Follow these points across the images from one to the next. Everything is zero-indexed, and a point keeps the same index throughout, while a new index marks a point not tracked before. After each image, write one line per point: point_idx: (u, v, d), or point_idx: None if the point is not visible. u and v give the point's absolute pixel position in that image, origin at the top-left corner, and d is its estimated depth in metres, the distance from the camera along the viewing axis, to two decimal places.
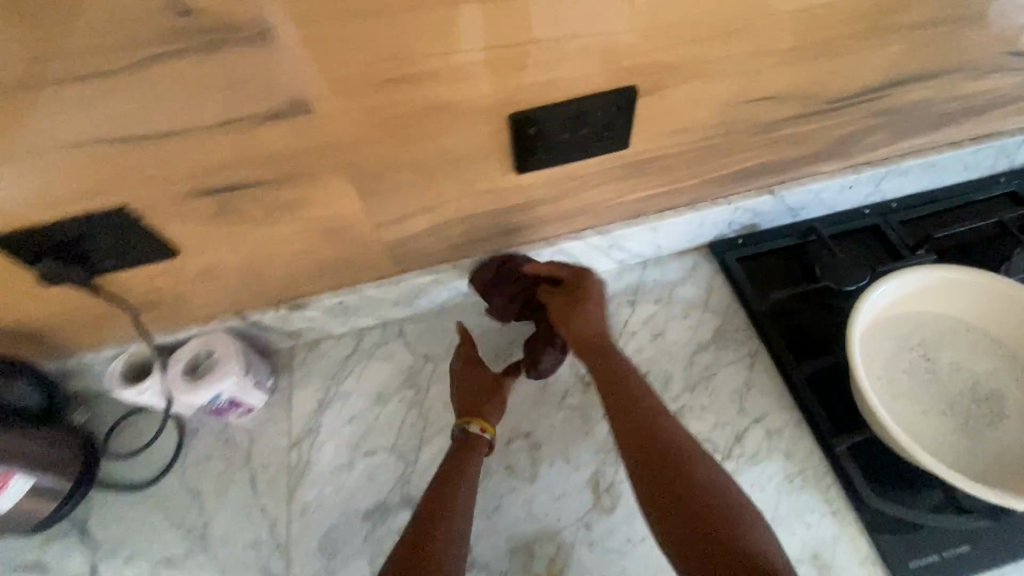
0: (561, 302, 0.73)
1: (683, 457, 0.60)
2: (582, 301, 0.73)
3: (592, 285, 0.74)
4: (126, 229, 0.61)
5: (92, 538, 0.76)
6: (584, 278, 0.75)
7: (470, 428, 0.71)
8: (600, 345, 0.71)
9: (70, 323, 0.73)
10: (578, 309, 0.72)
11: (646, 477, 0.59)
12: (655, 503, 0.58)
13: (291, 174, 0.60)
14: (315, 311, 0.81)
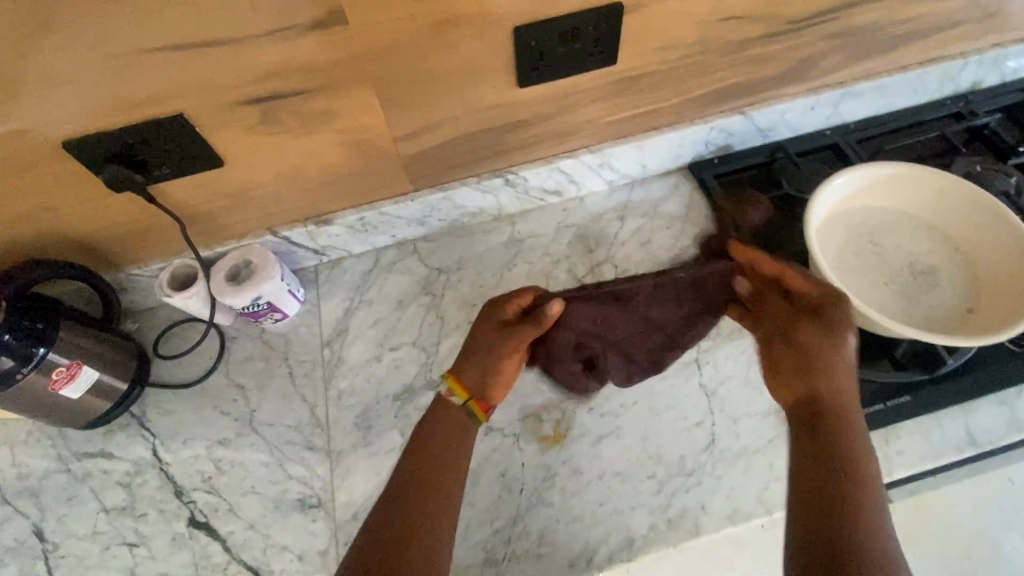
0: (805, 336, 0.66)
1: (863, 527, 0.53)
2: (828, 347, 0.64)
3: (841, 323, 0.65)
4: (182, 136, 0.70)
5: (151, 428, 0.85)
6: (831, 305, 0.67)
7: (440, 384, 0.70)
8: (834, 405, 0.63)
9: (124, 235, 0.82)
10: (823, 354, 0.64)
11: (809, 522, 0.55)
12: (804, 545, 0.53)
13: (326, 84, 0.69)
14: (339, 227, 0.90)
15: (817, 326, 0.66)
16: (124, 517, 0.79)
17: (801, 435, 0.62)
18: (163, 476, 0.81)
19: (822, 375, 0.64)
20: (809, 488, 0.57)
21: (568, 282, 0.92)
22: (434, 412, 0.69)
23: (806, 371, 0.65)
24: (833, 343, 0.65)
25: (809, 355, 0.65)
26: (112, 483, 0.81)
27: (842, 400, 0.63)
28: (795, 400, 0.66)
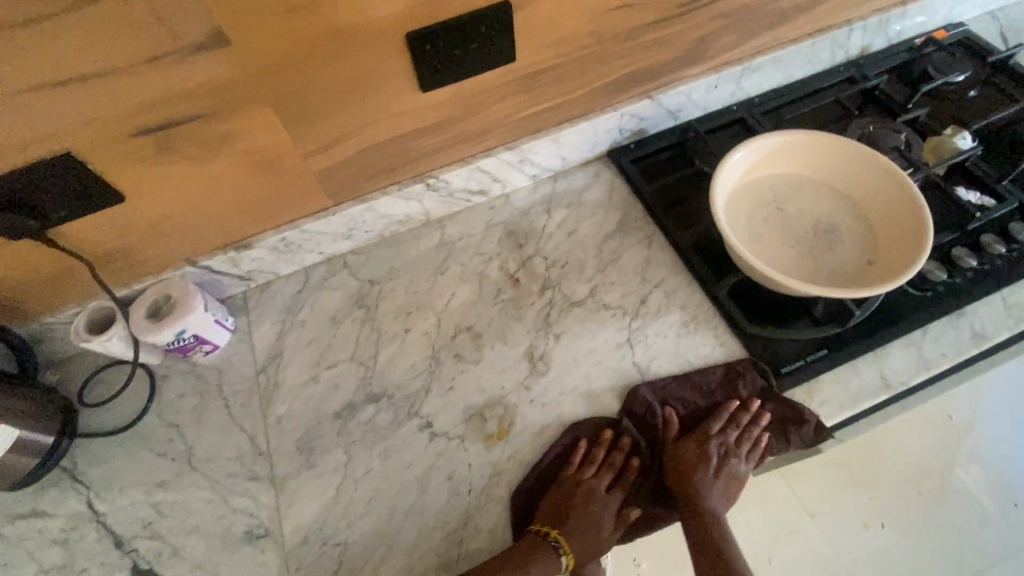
0: (687, 450, 0.78)
1: None
2: (705, 458, 0.77)
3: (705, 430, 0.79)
4: (73, 175, 0.67)
5: (85, 479, 0.81)
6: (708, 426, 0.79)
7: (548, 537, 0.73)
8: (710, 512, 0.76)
9: (29, 284, 0.79)
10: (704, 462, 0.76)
11: None
12: None
13: (219, 105, 0.68)
14: (261, 250, 0.89)
15: (698, 441, 0.78)
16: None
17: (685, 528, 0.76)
18: (101, 528, 0.78)
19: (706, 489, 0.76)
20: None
21: (501, 278, 0.93)
22: (535, 555, 0.71)
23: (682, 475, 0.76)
24: (732, 453, 0.78)
25: (694, 469, 0.76)
26: (47, 541, 0.77)
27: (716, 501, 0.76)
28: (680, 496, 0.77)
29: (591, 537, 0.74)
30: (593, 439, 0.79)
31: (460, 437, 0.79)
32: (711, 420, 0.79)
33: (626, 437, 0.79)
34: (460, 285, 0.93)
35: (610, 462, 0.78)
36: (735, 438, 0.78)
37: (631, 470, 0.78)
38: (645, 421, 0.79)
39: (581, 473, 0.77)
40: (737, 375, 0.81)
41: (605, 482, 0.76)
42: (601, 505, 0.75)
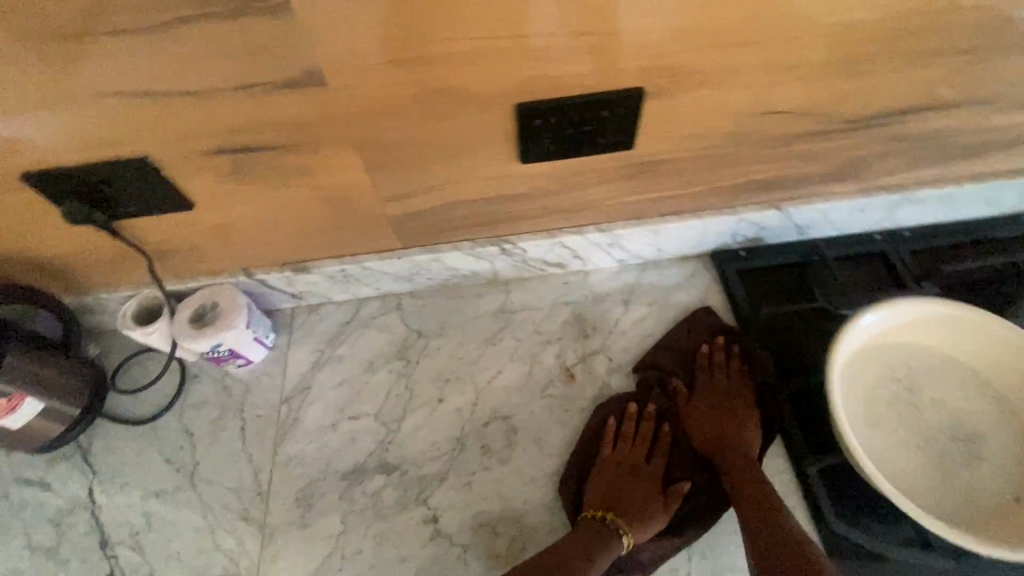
0: (690, 404, 0.78)
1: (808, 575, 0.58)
2: (709, 402, 0.77)
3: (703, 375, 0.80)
4: (146, 178, 0.65)
5: (93, 463, 0.81)
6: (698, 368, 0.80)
7: (604, 519, 0.70)
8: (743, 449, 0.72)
9: (89, 263, 0.78)
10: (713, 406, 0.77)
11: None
12: None
13: (303, 141, 0.63)
14: (317, 276, 0.84)
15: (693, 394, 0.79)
16: (46, 560, 0.75)
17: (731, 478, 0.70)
18: (93, 521, 0.77)
19: (732, 429, 0.74)
20: (767, 547, 0.62)
21: (555, 368, 0.83)
22: (598, 540, 0.68)
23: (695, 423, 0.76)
24: (735, 396, 0.77)
25: (708, 420, 0.76)
26: (44, 518, 0.77)
27: (742, 436, 0.74)
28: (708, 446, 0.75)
29: (648, 507, 0.71)
30: (617, 416, 0.78)
31: (462, 547, 0.72)
32: (702, 368, 0.80)
33: (648, 407, 0.78)
34: (509, 364, 0.84)
35: (638, 437, 0.77)
36: (727, 381, 0.79)
37: (660, 442, 0.77)
38: (649, 384, 0.81)
39: (615, 451, 0.75)
40: (698, 321, 0.84)
41: (636, 455, 0.75)
42: (644, 480, 0.73)
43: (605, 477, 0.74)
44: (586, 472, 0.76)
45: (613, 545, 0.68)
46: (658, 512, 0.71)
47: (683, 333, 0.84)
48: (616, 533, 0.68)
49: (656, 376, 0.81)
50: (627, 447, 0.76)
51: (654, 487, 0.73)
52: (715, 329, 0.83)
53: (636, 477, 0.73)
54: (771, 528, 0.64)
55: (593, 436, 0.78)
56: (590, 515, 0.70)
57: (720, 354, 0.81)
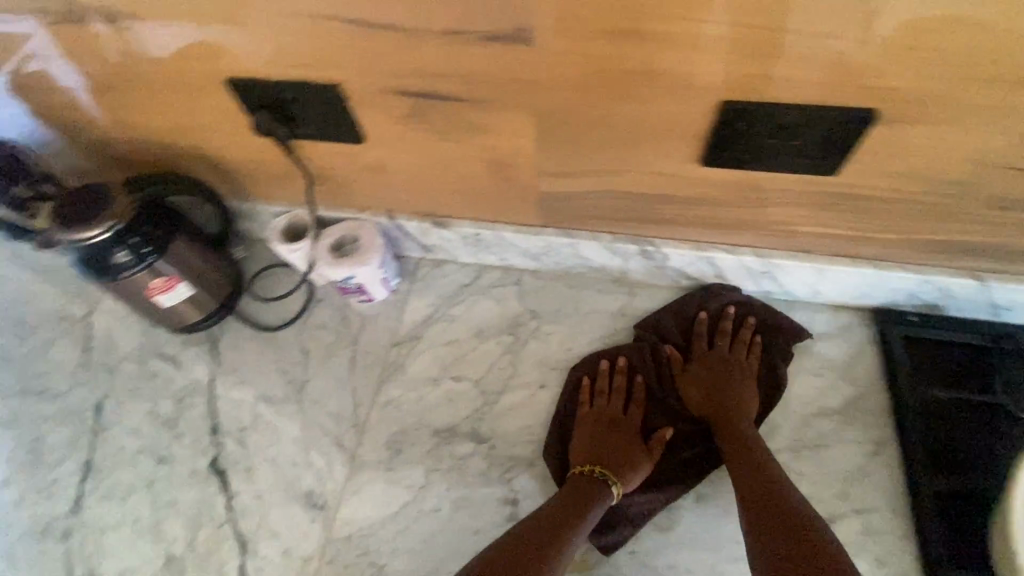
0: (686, 374, 0.77)
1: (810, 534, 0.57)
2: (705, 370, 0.76)
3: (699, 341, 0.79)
4: (332, 106, 0.67)
5: (219, 355, 0.87)
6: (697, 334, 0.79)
7: (597, 474, 0.69)
8: (737, 417, 0.72)
9: (255, 173, 0.83)
10: (705, 374, 0.76)
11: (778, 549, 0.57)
12: None
13: (488, 98, 0.61)
14: (453, 234, 0.85)
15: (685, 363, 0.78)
16: (164, 429, 0.81)
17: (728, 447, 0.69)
18: (208, 408, 0.83)
19: (728, 395, 0.74)
20: (760, 519, 0.60)
21: (669, 388, 0.78)
22: (585, 492, 0.67)
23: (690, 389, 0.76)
24: (732, 368, 0.76)
25: (705, 388, 0.75)
26: (169, 393, 0.85)
27: (739, 405, 0.73)
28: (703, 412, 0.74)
29: (631, 457, 0.71)
30: (592, 375, 0.79)
31: None
32: (700, 333, 0.79)
33: (619, 361, 0.79)
34: None
35: (614, 392, 0.77)
36: (720, 349, 0.78)
37: (639, 397, 0.77)
38: (638, 343, 0.80)
39: (593, 407, 0.76)
40: (712, 288, 0.81)
41: (616, 410, 0.75)
42: (626, 434, 0.73)
43: (589, 432, 0.74)
44: (568, 427, 0.76)
45: (597, 495, 0.68)
46: (644, 461, 0.72)
47: (693, 300, 0.81)
48: (604, 483, 0.68)
49: (646, 335, 0.81)
50: (608, 402, 0.76)
51: (635, 439, 0.73)
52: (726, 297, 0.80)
53: (613, 430, 0.74)
54: (769, 494, 0.62)
55: (573, 386, 0.79)
56: (579, 472, 0.70)
57: (721, 320, 0.80)
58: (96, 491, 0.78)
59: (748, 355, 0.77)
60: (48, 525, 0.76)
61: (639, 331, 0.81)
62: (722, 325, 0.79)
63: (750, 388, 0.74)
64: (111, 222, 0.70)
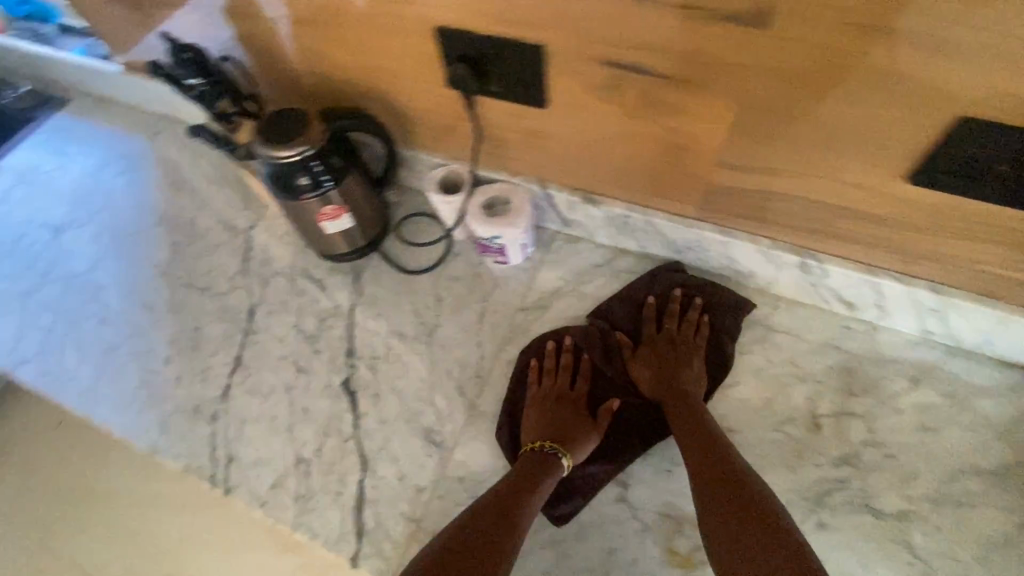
0: (636, 360, 0.80)
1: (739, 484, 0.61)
2: (653, 353, 0.80)
3: (650, 324, 0.82)
4: (530, 68, 0.68)
5: (360, 286, 0.93)
6: (648, 316, 0.83)
7: (549, 448, 0.72)
8: (684, 394, 0.74)
9: (425, 123, 0.86)
10: (654, 357, 0.79)
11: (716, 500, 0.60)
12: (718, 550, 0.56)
13: (693, 78, 0.61)
14: (601, 213, 0.85)
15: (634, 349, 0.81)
16: (306, 342, 0.89)
17: (673, 419, 0.72)
18: (346, 332, 0.89)
19: (674, 373, 0.77)
20: (703, 480, 0.63)
21: (801, 410, 0.75)
22: (540, 466, 0.70)
23: (637, 372, 0.79)
24: (682, 350, 0.79)
25: (653, 372, 0.78)
26: (314, 311, 0.92)
27: (682, 381, 0.76)
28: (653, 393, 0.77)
29: (579, 427, 0.75)
30: (539, 355, 0.83)
31: (643, 525, 0.72)
32: (649, 317, 0.83)
33: (565, 341, 0.82)
34: (749, 379, 0.78)
35: (561, 369, 0.81)
36: (669, 332, 0.81)
37: (584, 373, 0.81)
38: (590, 328, 0.84)
39: (540, 385, 0.79)
40: (661, 274, 0.85)
41: (562, 385, 0.79)
42: (572, 408, 0.77)
43: (538, 410, 0.77)
44: (518, 404, 0.80)
45: (546, 464, 0.71)
46: (594, 432, 0.75)
47: (652, 286, 0.85)
48: (557, 458, 0.71)
49: (601, 322, 0.84)
50: (552, 375, 0.80)
51: (581, 411, 0.77)
52: (673, 282, 0.84)
53: (560, 405, 0.77)
54: (708, 455, 0.66)
55: (524, 363, 0.82)
56: (530, 447, 0.73)
57: (671, 303, 0.83)
58: (244, 383, 0.86)
59: (697, 335, 0.80)
60: (200, 404, 0.85)
61: (595, 317, 0.85)
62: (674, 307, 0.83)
63: (695, 365, 0.78)
64: (304, 146, 0.76)
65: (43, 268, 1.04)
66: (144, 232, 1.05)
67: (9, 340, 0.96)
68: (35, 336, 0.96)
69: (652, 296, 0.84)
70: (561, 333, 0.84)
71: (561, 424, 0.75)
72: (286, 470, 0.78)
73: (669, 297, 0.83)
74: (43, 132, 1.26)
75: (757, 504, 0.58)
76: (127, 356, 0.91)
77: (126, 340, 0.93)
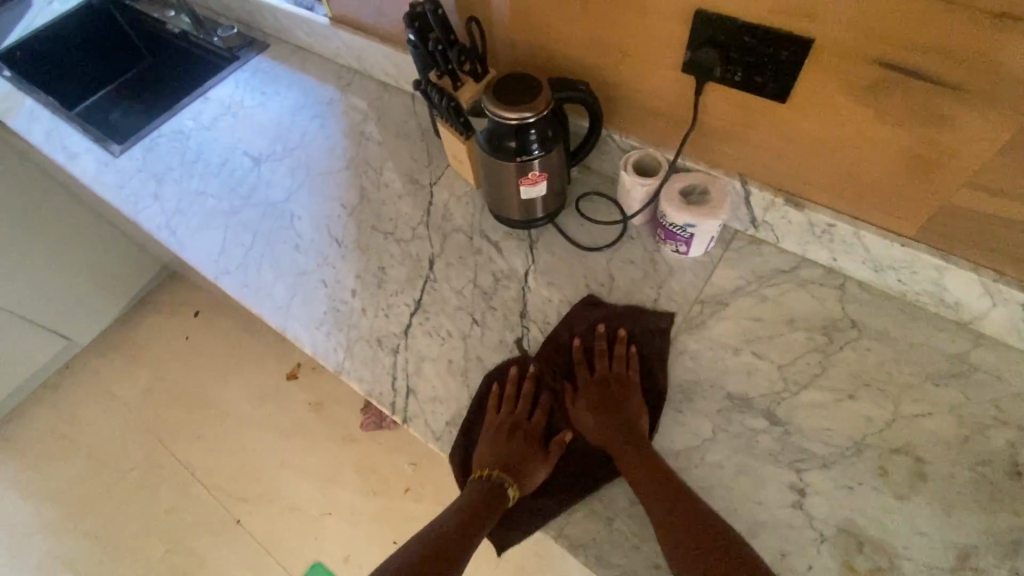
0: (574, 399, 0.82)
1: (681, 500, 0.68)
2: (586, 389, 0.82)
3: (583, 360, 0.86)
4: (787, 61, 0.68)
5: (535, 254, 0.97)
6: (579, 353, 0.86)
7: (502, 484, 0.75)
8: (619, 423, 0.77)
9: (635, 106, 0.88)
10: (590, 393, 0.82)
11: (663, 515, 0.67)
12: (677, 557, 0.63)
13: (982, 91, 0.59)
14: (802, 218, 0.83)
15: (570, 386, 0.85)
16: (482, 297, 0.93)
17: (613, 449, 0.75)
18: (521, 294, 0.93)
19: (608, 406, 0.79)
20: (649, 498, 0.69)
21: (1002, 454, 0.71)
22: (491, 499, 0.74)
23: (574, 409, 0.82)
24: (613, 382, 0.82)
25: (591, 408, 0.80)
26: (490, 270, 0.96)
27: (614, 412, 0.79)
28: (590, 428, 0.79)
29: (529, 458, 0.78)
30: (501, 381, 0.85)
31: (821, 535, 0.69)
32: (580, 355, 0.86)
33: (513, 371, 0.85)
34: (944, 413, 0.75)
35: (521, 398, 0.84)
36: (601, 364, 0.84)
37: (539, 404, 0.84)
38: (529, 364, 0.86)
39: (495, 417, 0.82)
40: (586, 310, 0.89)
41: (516, 416, 0.82)
42: (524, 440, 0.80)
43: (491, 443, 0.79)
44: (472, 440, 0.82)
45: (497, 497, 0.74)
46: (543, 464, 0.78)
47: (588, 323, 0.88)
48: (506, 491, 0.75)
49: (539, 358, 0.87)
50: (499, 405, 0.83)
51: (532, 442, 0.80)
52: (597, 317, 0.88)
53: (513, 435, 0.80)
54: (651, 478, 0.71)
55: (487, 386, 0.85)
56: (481, 477, 0.76)
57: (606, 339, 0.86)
58: (423, 325, 0.92)
59: (628, 366, 0.84)
60: (382, 337, 0.91)
61: (533, 351, 0.88)
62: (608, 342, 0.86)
63: (630, 395, 0.80)
64: (529, 113, 0.79)
65: (245, 191, 1.15)
66: (334, 173, 1.14)
67: (214, 251, 1.07)
68: (236, 251, 1.06)
69: (580, 336, 0.88)
70: (504, 365, 0.87)
71: (511, 455, 0.78)
72: (461, 410, 0.84)
73: (602, 332, 0.87)
74: (245, 70, 1.38)
75: (697, 517, 0.66)
76: (317, 282, 0.99)
77: (317, 268, 1.01)
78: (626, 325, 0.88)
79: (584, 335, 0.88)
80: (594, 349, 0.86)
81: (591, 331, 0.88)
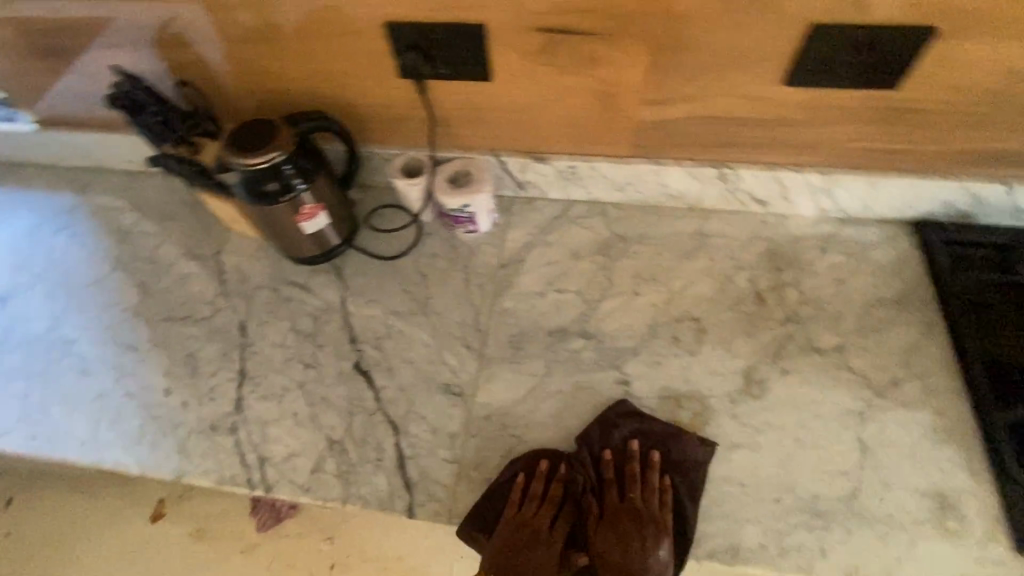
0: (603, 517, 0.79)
1: None
2: (614, 514, 0.78)
3: (615, 486, 0.80)
4: (472, 46, 0.79)
5: (345, 281, 0.98)
6: (609, 470, 0.81)
7: None
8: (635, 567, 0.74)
9: (378, 119, 0.94)
10: (614, 525, 0.77)
11: None
12: None
13: (610, 31, 0.75)
14: (550, 168, 0.96)
15: (597, 507, 0.80)
16: (307, 341, 0.93)
17: None
18: (344, 322, 0.94)
19: (633, 547, 0.76)
20: None
21: (747, 290, 0.91)
22: None
23: (592, 532, 0.79)
24: (645, 521, 0.77)
25: (610, 543, 0.77)
26: (306, 312, 0.96)
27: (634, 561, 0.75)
28: (606, 549, 0.77)
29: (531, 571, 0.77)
30: (527, 475, 0.81)
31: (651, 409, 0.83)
32: (612, 478, 0.81)
33: (541, 467, 0.80)
34: (703, 279, 0.93)
35: (546, 500, 0.80)
36: (636, 491, 0.79)
37: (561, 515, 0.80)
38: (559, 468, 0.81)
39: (517, 516, 0.79)
40: (630, 418, 0.82)
41: (538, 525, 0.79)
42: (537, 554, 0.78)
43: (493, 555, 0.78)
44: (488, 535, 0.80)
45: None
46: None
47: (626, 441, 0.82)
48: None
49: (565, 462, 0.82)
50: (524, 511, 0.79)
51: (550, 559, 0.78)
52: (628, 431, 0.82)
53: (528, 543, 0.78)
54: None
55: (509, 477, 0.80)
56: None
57: (634, 457, 0.81)
58: (256, 391, 0.89)
59: (660, 502, 0.78)
60: (216, 421, 0.87)
61: (563, 457, 0.82)
62: (646, 466, 0.81)
63: (658, 542, 0.75)
64: (274, 152, 0.81)
65: None
66: (101, 281, 1.03)
67: None
68: (9, 405, 0.92)
69: (613, 449, 0.82)
70: (527, 461, 0.81)
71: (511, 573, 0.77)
72: (322, 453, 0.83)
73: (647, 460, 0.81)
74: None
75: None
76: (121, 398, 0.90)
77: (115, 384, 0.92)
78: (672, 451, 0.81)
79: (629, 456, 0.82)
80: (631, 469, 0.80)
81: (634, 451, 0.81)
